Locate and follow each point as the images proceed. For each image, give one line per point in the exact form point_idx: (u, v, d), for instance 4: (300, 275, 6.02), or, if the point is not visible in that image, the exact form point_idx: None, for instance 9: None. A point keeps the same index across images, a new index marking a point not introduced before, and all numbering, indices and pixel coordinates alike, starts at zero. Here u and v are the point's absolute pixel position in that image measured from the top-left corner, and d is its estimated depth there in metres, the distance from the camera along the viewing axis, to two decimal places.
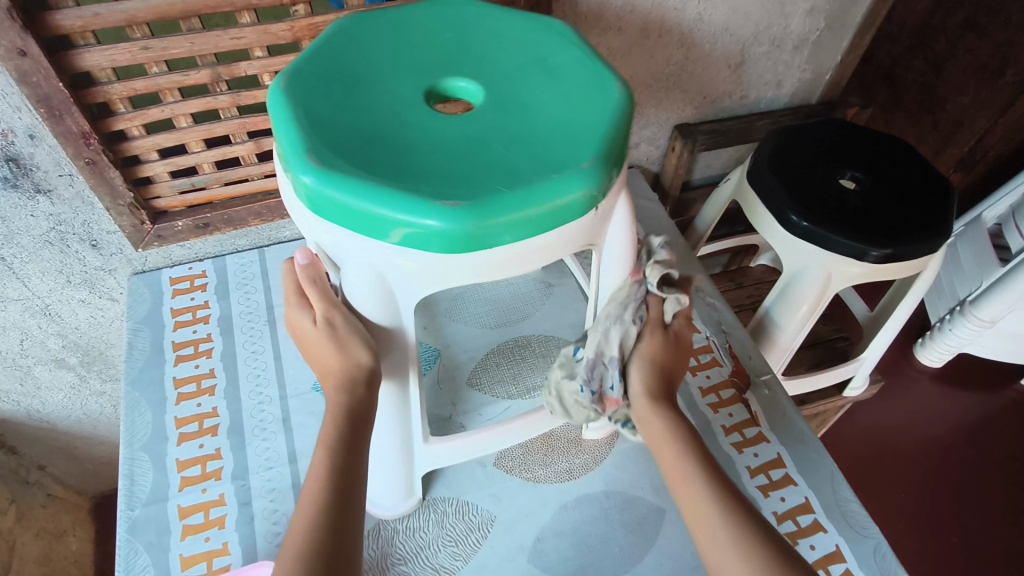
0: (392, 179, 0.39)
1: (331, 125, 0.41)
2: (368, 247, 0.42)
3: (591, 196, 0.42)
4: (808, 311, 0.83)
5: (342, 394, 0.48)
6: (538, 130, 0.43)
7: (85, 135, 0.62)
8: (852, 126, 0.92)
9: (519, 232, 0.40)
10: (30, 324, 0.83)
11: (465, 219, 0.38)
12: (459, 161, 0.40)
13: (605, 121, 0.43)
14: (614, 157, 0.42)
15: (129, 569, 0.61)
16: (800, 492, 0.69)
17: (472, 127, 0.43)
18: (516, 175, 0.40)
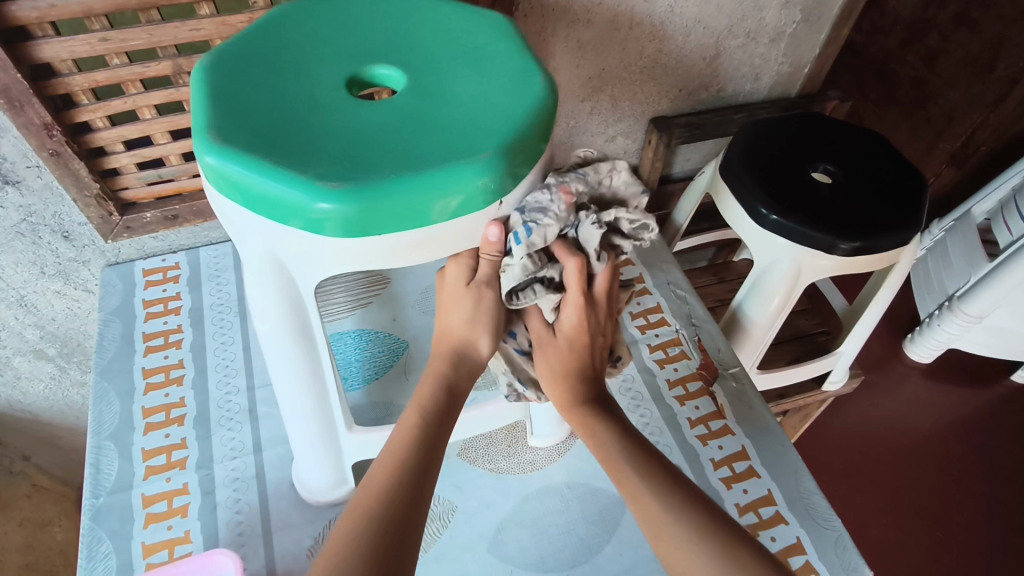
0: (287, 159, 0.39)
1: (242, 106, 0.42)
2: (264, 228, 0.42)
3: (489, 187, 0.42)
4: (779, 305, 0.83)
5: (447, 364, 0.54)
6: (449, 118, 0.43)
7: (47, 127, 0.63)
8: (828, 120, 0.91)
9: (410, 219, 0.41)
10: (6, 315, 0.84)
11: (352, 202, 0.39)
12: (360, 144, 0.41)
13: (517, 114, 0.44)
14: (519, 151, 0.43)
15: (91, 557, 0.62)
16: (763, 483, 0.69)
17: (384, 112, 0.43)
18: (415, 161, 0.40)
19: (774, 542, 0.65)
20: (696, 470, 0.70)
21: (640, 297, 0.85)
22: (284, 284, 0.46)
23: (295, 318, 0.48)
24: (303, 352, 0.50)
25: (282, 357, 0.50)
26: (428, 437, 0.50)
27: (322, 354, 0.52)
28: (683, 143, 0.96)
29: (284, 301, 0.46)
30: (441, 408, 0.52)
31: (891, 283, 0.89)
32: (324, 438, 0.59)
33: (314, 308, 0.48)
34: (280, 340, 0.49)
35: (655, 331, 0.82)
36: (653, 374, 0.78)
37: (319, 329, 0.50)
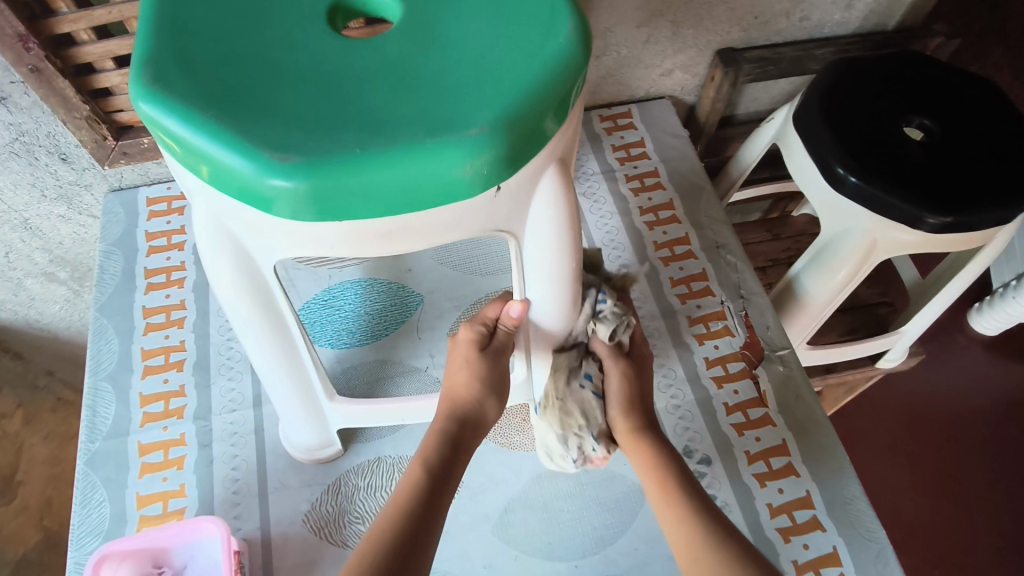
0: (230, 114, 0.32)
1: (192, 38, 0.35)
2: (211, 195, 0.36)
3: (480, 172, 0.33)
4: (846, 279, 0.72)
5: (450, 422, 0.53)
6: (442, 74, 0.34)
7: (22, 38, 0.56)
8: (932, 63, 0.76)
9: (375, 205, 0.33)
10: (13, 238, 0.81)
11: (301, 177, 0.32)
12: (323, 102, 0.33)
13: (526, 75, 0.34)
14: (523, 127, 0.33)
15: (85, 504, 0.60)
16: (802, 483, 0.62)
17: (362, 59, 0.35)
18: (385, 130, 0.32)
19: (806, 550, 0.59)
20: (728, 463, 0.63)
21: (683, 261, 0.75)
22: (240, 259, 0.39)
23: (251, 294, 0.41)
24: (266, 328, 0.45)
25: (249, 329, 0.45)
26: (427, 499, 0.47)
27: (293, 327, 0.46)
28: (751, 82, 0.83)
29: (238, 274, 0.40)
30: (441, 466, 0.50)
31: (981, 260, 0.77)
32: (300, 407, 0.55)
33: (276, 283, 0.42)
34: (233, 311, 0.43)
35: (697, 302, 0.72)
36: (690, 351, 0.69)
37: (286, 301, 0.43)
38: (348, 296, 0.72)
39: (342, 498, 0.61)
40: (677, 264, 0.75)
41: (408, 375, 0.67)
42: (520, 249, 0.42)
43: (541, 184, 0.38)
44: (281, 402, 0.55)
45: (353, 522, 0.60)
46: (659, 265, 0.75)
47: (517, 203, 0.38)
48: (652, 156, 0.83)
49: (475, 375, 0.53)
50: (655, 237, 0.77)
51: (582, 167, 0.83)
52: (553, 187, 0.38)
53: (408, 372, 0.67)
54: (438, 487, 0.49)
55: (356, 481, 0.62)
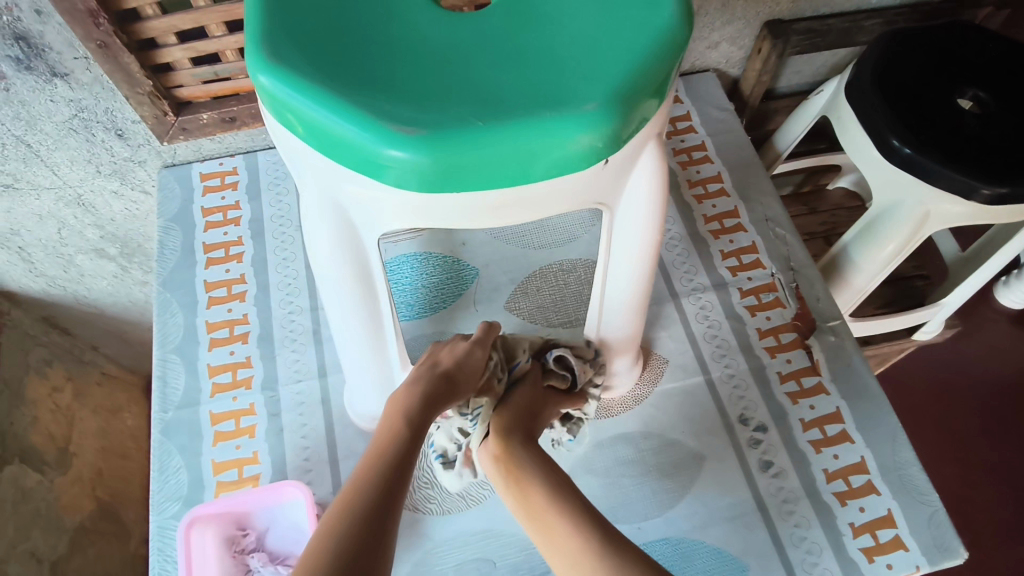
0: (352, 89, 0.33)
1: (304, 16, 0.36)
2: (326, 169, 0.37)
3: (594, 147, 0.34)
4: (894, 252, 0.73)
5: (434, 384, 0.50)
6: (552, 49, 0.35)
7: (92, 13, 0.56)
8: (984, 33, 0.76)
9: (489, 176, 0.34)
10: (66, 213, 0.82)
11: (425, 151, 0.33)
12: (440, 78, 0.34)
13: (634, 51, 0.35)
14: (634, 99, 0.34)
15: (163, 470, 0.62)
16: (856, 450, 0.64)
17: (472, 35, 0.36)
18: (502, 106, 0.33)
19: (860, 514, 0.61)
20: (783, 431, 0.65)
21: (733, 234, 0.76)
22: (345, 229, 0.41)
23: (351, 264, 0.43)
24: (359, 297, 0.46)
25: (342, 298, 0.46)
26: (391, 480, 0.43)
27: (382, 296, 0.47)
28: (798, 54, 0.83)
29: (342, 245, 0.41)
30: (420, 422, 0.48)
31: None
32: (377, 377, 0.56)
33: (375, 252, 0.43)
34: (330, 282, 0.45)
35: (747, 275, 0.73)
36: (743, 323, 0.71)
37: (381, 272, 0.45)
38: (404, 270, 0.73)
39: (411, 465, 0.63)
40: (727, 237, 0.76)
41: None
42: (611, 219, 0.44)
43: (642, 156, 0.39)
44: (362, 371, 0.56)
45: (423, 488, 0.62)
46: (709, 238, 0.76)
47: (619, 174, 0.39)
48: (699, 130, 0.83)
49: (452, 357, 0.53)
50: (705, 211, 0.78)
51: None
52: (652, 159, 0.39)
53: None
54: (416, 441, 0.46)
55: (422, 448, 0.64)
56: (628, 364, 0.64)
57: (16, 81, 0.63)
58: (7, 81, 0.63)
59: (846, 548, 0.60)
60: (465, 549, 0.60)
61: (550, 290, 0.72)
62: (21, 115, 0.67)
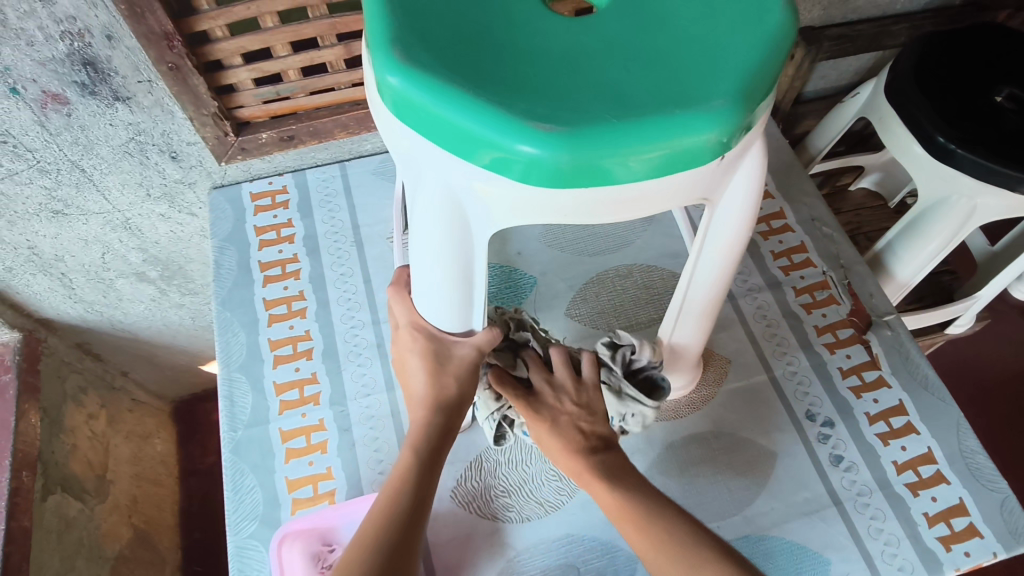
0: (485, 87, 0.33)
1: (428, 17, 0.36)
2: (449, 167, 0.36)
3: (717, 143, 0.34)
4: (939, 247, 0.75)
5: (434, 414, 0.50)
6: (673, 48, 0.35)
7: (168, 36, 0.56)
8: (1011, 33, 0.79)
9: (616, 171, 0.34)
10: (112, 237, 0.81)
11: (559, 146, 0.32)
12: (569, 76, 0.34)
13: (752, 51, 0.35)
14: (753, 97, 0.34)
15: (237, 490, 0.62)
16: (923, 441, 0.65)
17: (593, 36, 0.36)
18: (633, 103, 0.33)
19: (934, 503, 0.62)
20: (850, 424, 0.66)
21: (782, 234, 0.77)
22: (456, 228, 0.40)
23: (458, 267, 0.42)
24: (457, 297, 0.45)
25: (440, 297, 0.46)
26: (400, 520, 0.46)
27: (477, 296, 0.46)
28: (829, 59, 0.86)
29: (452, 246, 0.41)
30: (427, 453, 0.49)
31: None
32: None
33: (481, 253, 0.42)
34: (433, 283, 0.44)
35: (799, 274, 0.75)
36: (800, 321, 0.72)
37: (483, 274, 0.44)
38: None
39: (486, 473, 0.63)
40: (776, 238, 0.77)
41: None
42: (711, 217, 0.43)
43: (750, 154, 0.38)
44: None
45: (500, 497, 0.62)
46: (759, 239, 0.77)
47: (727, 172, 0.38)
48: None
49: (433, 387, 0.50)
50: None
51: None
52: (758, 156, 0.39)
53: None
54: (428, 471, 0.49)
55: (496, 457, 0.64)
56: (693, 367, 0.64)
57: (78, 105, 0.63)
58: (69, 107, 0.63)
59: (924, 537, 0.60)
60: (549, 555, 0.59)
61: (606, 296, 0.73)
62: (79, 140, 0.67)
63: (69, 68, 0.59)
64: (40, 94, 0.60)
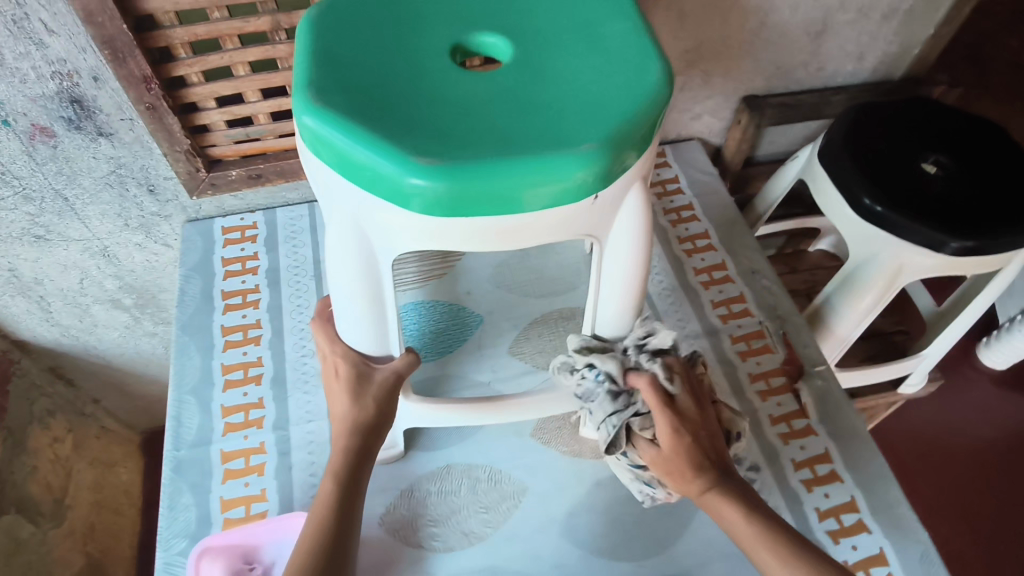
0: (382, 126, 0.37)
1: (344, 66, 0.40)
2: (355, 198, 0.40)
3: (590, 182, 0.38)
4: (873, 302, 0.78)
5: (352, 439, 0.53)
6: (556, 100, 0.39)
7: (146, 80, 0.61)
8: (942, 106, 0.84)
9: (499, 205, 0.38)
10: (89, 264, 0.86)
11: (444, 180, 0.36)
12: (459, 121, 0.38)
13: (628, 103, 0.39)
14: (625, 144, 0.38)
15: (173, 507, 0.64)
16: (846, 489, 0.66)
17: (487, 87, 0.40)
18: (513, 144, 0.37)
19: (854, 552, 0.63)
20: (776, 470, 0.68)
21: (722, 284, 0.81)
22: (364, 253, 0.44)
23: (368, 289, 0.46)
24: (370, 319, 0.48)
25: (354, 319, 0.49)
26: (329, 536, 0.49)
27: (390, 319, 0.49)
28: (773, 125, 0.91)
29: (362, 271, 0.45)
30: (348, 472, 0.52)
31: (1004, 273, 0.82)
32: None
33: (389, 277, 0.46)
34: (347, 304, 0.48)
35: (737, 322, 0.78)
36: (734, 367, 0.75)
37: (392, 295, 0.47)
38: (411, 317, 0.76)
39: (416, 502, 0.65)
40: (716, 288, 0.81)
41: (471, 387, 0.71)
42: (602, 252, 0.46)
43: (628, 196, 0.42)
44: None
45: (427, 525, 0.63)
46: (700, 288, 0.81)
47: (608, 212, 0.42)
48: (686, 192, 0.90)
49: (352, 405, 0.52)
50: (695, 264, 0.83)
51: None
52: (638, 196, 0.42)
53: (473, 385, 0.71)
54: (351, 488, 0.51)
55: (428, 486, 0.66)
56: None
57: (65, 139, 0.68)
58: (55, 140, 0.68)
59: None
60: None
61: (548, 336, 0.76)
62: (63, 170, 0.71)
63: (57, 105, 0.65)
64: (30, 126, 0.66)
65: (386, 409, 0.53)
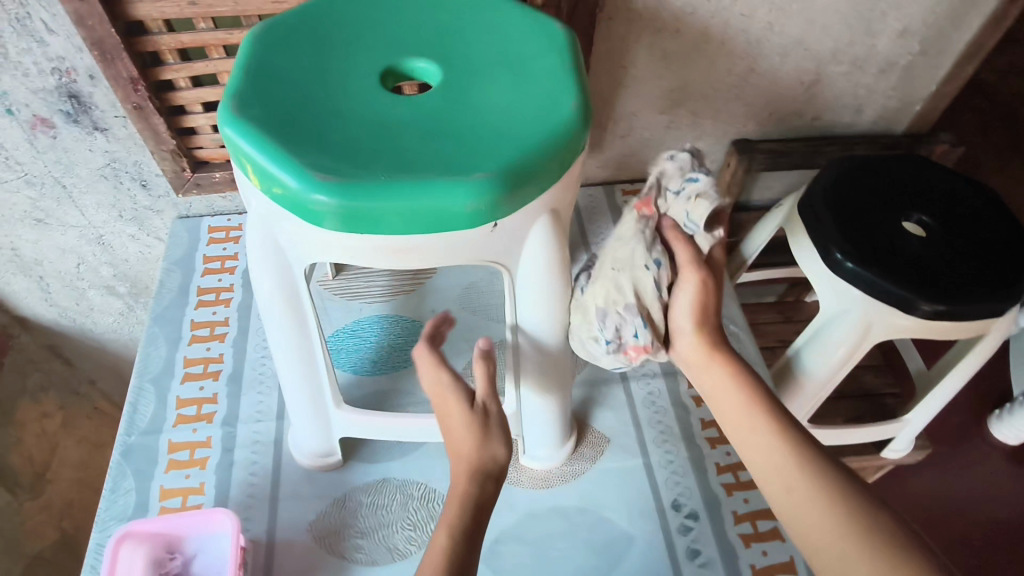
0: (289, 140, 0.39)
1: (271, 80, 0.42)
2: (267, 208, 0.42)
3: (484, 211, 0.39)
4: (843, 357, 0.75)
5: (473, 484, 0.49)
6: (465, 128, 0.40)
7: (133, 81, 0.65)
8: (933, 164, 0.82)
9: (392, 225, 0.39)
10: (85, 250, 0.90)
11: (337, 196, 0.37)
12: (365, 141, 0.39)
13: (533, 138, 0.40)
14: (522, 177, 0.39)
15: (114, 490, 0.66)
16: (786, 548, 0.64)
17: (401, 111, 0.41)
18: (410, 167, 0.38)
19: None
20: (714, 519, 0.66)
21: None
22: (278, 261, 0.45)
23: (283, 296, 0.47)
24: (290, 327, 0.50)
25: (273, 326, 0.50)
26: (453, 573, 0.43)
27: (310, 329, 0.51)
28: (763, 171, 0.90)
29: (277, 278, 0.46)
30: (468, 524, 0.47)
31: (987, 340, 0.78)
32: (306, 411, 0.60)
33: (304, 287, 0.47)
34: (263, 310, 0.49)
35: None
36: (687, 412, 0.73)
37: (309, 304, 0.49)
38: (372, 329, 0.77)
39: (346, 511, 0.65)
40: None
41: (418, 404, 0.71)
42: (512, 282, 0.47)
43: (534, 229, 0.43)
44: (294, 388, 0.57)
45: (353, 536, 0.63)
46: None
47: (510, 242, 0.43)
48: None
49: (474, 443, 0.50)
50: None
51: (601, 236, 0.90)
52: (543, 228, 0.43)
53: (419, 403, 0.71)
54: (474, 534, 0.47)
55: (360, 497, 0.66)
56: (559, 432, 0.65)
57: (63, 131, 0.72)
58: (54, 131, 0.72)
59: None
60: None
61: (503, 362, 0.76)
62: (61, 160, 0.76)
63: (57, 98, 0.69)
64: (31, 117, 0.70)
65: (512, 442, 0.52)
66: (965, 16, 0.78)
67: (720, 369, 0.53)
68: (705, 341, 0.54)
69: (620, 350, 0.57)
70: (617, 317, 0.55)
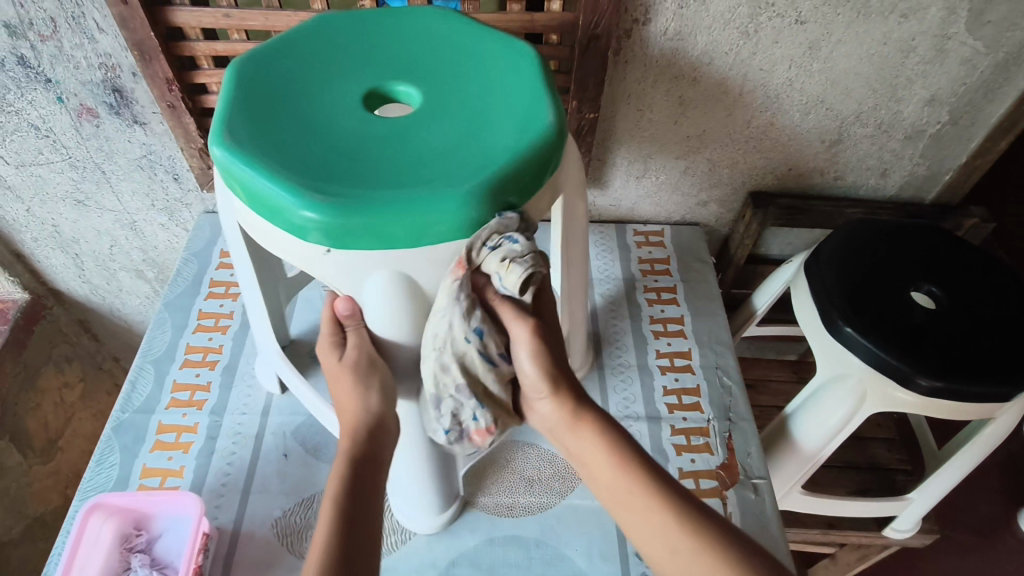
0: (242, 119, 0.45)
1: (273, 72, 0.49)
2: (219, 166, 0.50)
3: (350, 232, 0.42)
4: (837, 425, 0.72)
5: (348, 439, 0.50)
6: (385, 156, 0.44)
7: (168, 82, 0.70)
8: (953, 237, 0.79)
9: (275, 216, 0.43)
10: (119, 234, 0.95)
11: (241, 171, 0.43)
12: (294, 139, 0.44)
13: (433, 185, 0.42)
14: (397, 213, 0.41)
15: (100, 462, 0.69)
16: None
17: (351, 125, 0.46)
18: (313, 172, 0.42)
19: None
20: None
21: (680, 373, 0.79)
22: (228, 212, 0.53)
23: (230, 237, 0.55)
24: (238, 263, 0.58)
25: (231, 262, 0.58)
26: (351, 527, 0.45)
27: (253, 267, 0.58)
28: (780, 225, 0.89)
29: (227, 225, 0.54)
30: (351, 483, 0.48)
31: (997, 426, 0.74)
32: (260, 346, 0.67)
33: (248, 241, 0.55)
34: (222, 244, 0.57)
35: (683, 414, 0.75)
36: (665, 460, 0.72)
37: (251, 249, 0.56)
38: None
39: (311, 514, 0.66)
40: (673, 374, 0.79)
41: None
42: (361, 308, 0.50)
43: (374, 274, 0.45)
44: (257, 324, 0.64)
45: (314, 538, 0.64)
46: (656, 372, 0.79)
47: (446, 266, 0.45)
48: (674, 274, 0.90)
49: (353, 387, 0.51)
50: (658, 346, 0.82)
51: (605, 271, 0.90)
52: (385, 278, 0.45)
53: None
54: (357, 496, 0.47)
55: None
56: (443, 493, 0.64)
57: (106, 122, 0.78)
58: (98, 121, 0.78)
59: None
60: None
61: None
62: (103, 148, 0.82)
63: (102, 91, 0.75)
64: (79, 106, 0.76)
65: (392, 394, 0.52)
66: (1000, 90, 0.75)
67: (587, 431, 0.51)
68: (567, 403, 0.51)
69: (462, 438, 0.51)
70: (453, 402, 0.49)
